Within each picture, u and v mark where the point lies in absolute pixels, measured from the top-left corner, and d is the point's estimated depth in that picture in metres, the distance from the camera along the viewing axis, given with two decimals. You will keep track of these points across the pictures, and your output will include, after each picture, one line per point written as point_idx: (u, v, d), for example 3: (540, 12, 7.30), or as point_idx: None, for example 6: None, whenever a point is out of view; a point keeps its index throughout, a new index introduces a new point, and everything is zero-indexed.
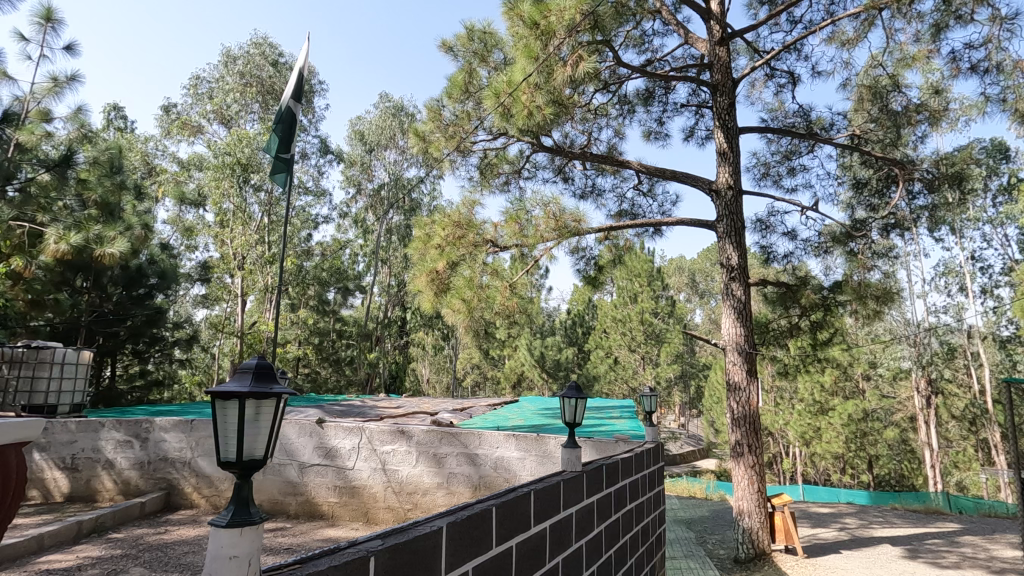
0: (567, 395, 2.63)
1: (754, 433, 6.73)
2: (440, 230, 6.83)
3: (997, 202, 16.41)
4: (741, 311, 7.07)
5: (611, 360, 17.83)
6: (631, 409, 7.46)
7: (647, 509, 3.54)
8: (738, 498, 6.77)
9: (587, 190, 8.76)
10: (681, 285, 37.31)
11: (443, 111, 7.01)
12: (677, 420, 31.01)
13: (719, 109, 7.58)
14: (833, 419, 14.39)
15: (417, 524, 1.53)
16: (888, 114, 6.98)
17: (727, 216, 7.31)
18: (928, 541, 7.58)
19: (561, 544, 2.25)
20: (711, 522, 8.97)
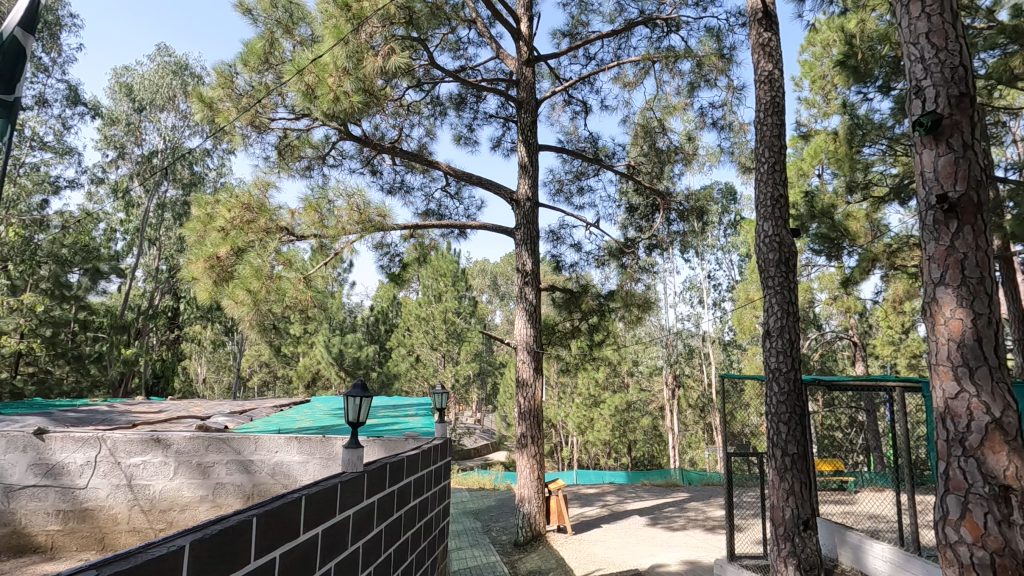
0: (351, 394, 2.55)
1: (537, 425, 7.36)
2: (224, 211, 6.06)
3: (726, 234, 20.64)
4: (533, 313, 7.66)
5: (412, 358, 17.87)
6: (426, 406, 7.55)
7: (431, 504, 3.62)
8: (521, 486, 7.31)
9: (395, 186, 8.65)
10: (484, 286, 39.29)
11: (236, 79, 6.24)
12: (473, 416, 32.38)
13: (522, 124, 8.13)
14: (603, 410, 16.49)
15: (153, 545, 1.26)
16: (655, 151, 8.29)
17: (525, 225, 7.89)
18: (665, 510, 9.14)
19: (334, 549, 2.13)
20: (496, 511, 9.55)
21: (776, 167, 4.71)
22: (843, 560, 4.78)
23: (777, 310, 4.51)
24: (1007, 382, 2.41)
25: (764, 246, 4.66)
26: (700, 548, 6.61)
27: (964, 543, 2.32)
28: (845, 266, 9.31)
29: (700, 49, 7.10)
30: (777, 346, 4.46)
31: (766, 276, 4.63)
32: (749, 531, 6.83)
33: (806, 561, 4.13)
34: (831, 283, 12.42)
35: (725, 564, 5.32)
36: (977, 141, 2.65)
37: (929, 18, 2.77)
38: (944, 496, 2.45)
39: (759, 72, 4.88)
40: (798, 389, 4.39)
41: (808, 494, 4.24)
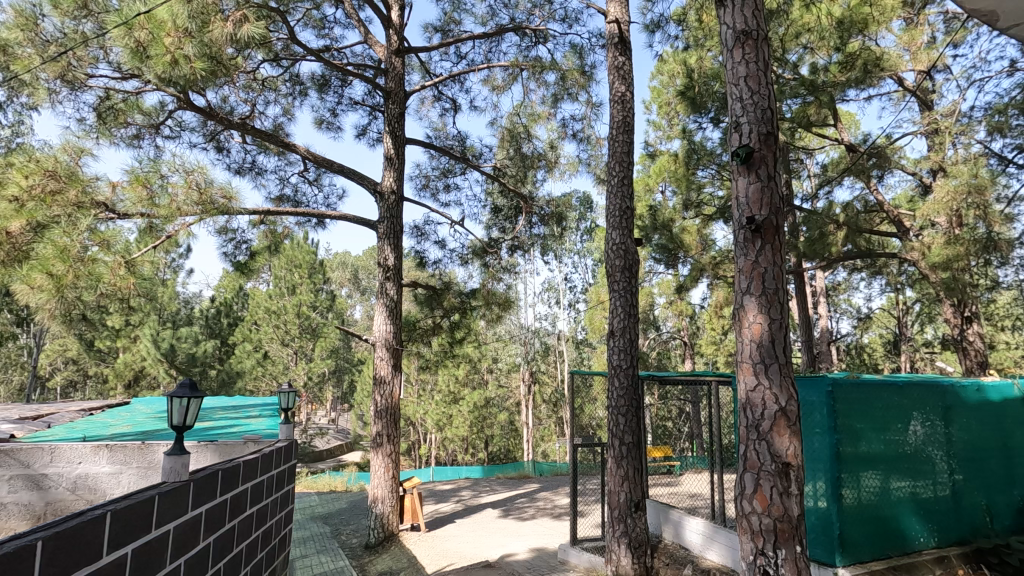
0: (177, 395, 2.28)
1: (393, 423, 7.22)
2: (20, 176, 4.94)
3: (582, 240, 22.09)
4: (393, 309, 7.49)
5: (259, 355, 16.39)
6: (272, 406, 7.01)
7: (271, 510, 3.30)
8: (374, 487, 7.12)
9: (244, 166, 7.91)
10: (344, 280, 37.75)
11: (42, 22, 5.21)
12: (326, 416, 30.79)
13: (390, 115, 7.91)
14: (462, 406, 16.69)
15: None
16: (520, 155, 8.58)
17: (388, 218, 7.69)
18: (516, 501, 9.51)
19: (149, 569, 1.87)
20: (347, 514, 9.18)
21: (625, 181, 5.15)
22: (666, 535, 5.38)
23: (621, 312, 4.93)
24: (792, 376, 2.89)
25: (612, 253, 5.06)
26: (546, 535, 6.99)
27: (756, 513, 2.74)
28: (679, 274, 10.46)
29: (564, 63, 7.51)
30: (619, 345, 4.87)
31: (613, 280, 5.04)
32: (590, 516, 7.38)
33: (635, 539, 4.56)
34: (668, 289, 13.90)
35: (567, 548, 5.69)
36: (777, 173, 3.14)
37: (747, 65, 3.22)
38: (743, 474, 2.87)
39: (613, 93, 5.29)
40: (635, 384, 4.83)
41: (639, 479, 4.68)
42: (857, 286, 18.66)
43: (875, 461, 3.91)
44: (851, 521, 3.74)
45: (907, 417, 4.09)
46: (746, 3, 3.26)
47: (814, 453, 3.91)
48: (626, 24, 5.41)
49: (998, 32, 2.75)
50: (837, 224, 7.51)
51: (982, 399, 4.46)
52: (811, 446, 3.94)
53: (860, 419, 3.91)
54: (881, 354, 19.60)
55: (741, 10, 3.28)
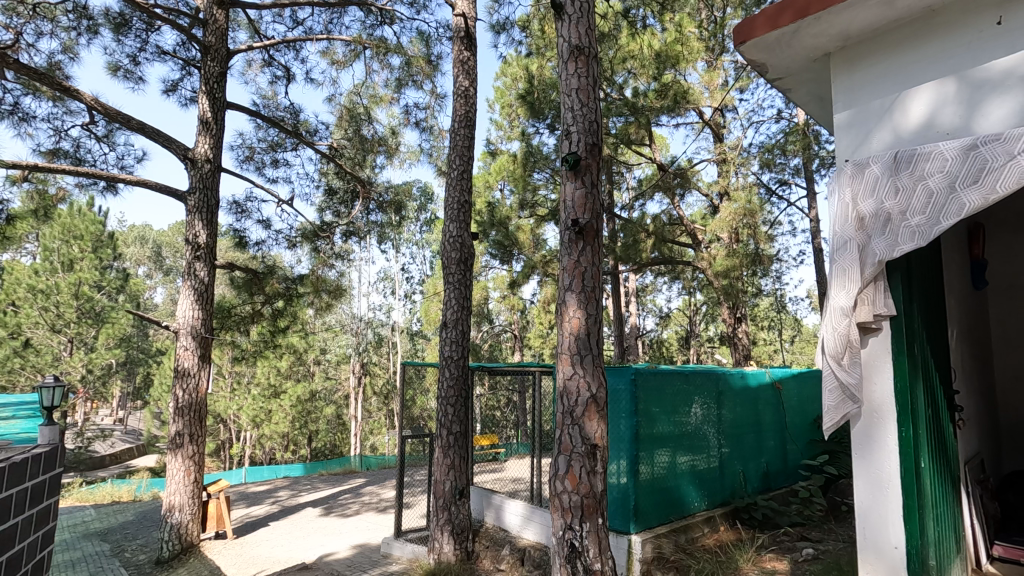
0: None
1: (198, 421, 6.41)
2: None
3: (422, 231, 21.97)
4: (202, 293, 6.65)
5: (18, 343, 12.95)
6: (32, 406, 5.75)
7: (20, 531, 2.54)
8: (170, 493, 6.25)
9: (2, 108, 6.35)
10: (141, 258, 32.56)
11: None
12: (111, 415, 26.20)
13: (207, 73, 6.98)
14: (283, 401, 15.45)
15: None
16: (359, 138, 8.20)
17: (201, 190, 6.79)
18: (340, 498, 9.13)
19: None
20: (133, 528, 7.92)
21: (464, 175, 5.22)
22: (487, 520, 5.60)
23: (455, 304, 4.98)
24: (603, 366, 3.20)
25: (449, 245, 5.09)
26: (370, 530, 6.83)
27: (566, 491, 2.99)
28: (513, 270, 10.95)
29: (409, 49, 7.35)
30: (451, 336, 4.93)
31: (448, 272, 5.07)
32: (416, 506, 7.39)
33: (458, 526, 4.67)
34: (502, 284, 14.47)
35: (391, 541, 5.61)
36: (599, 182, 3.45)
37: (578, 78, 3.47)
38: (556, 457, 3.09)
39: (457, 86, 5.32)
40: (465, 374, 4.93)
41: (465, 467, 4.80)
42: (660, 288, 21.37)
43: (665, 440, 4.51)
44: (644, 492, 4.28)
45: (690, 401, 4.79)
46: (581, 20, 3.51)
47: (618, 435, 4.38)
48: (472, 20, 5.46)
49: (767, 82, 3.35)
50: (647, 233, 8.51)
51: (744, 384, 5.43)
52: (616, 429, 4.41)
53: (655, 404, 4.48)
54: (676, 347, 22.74)
55: (576, 26, 3.52)
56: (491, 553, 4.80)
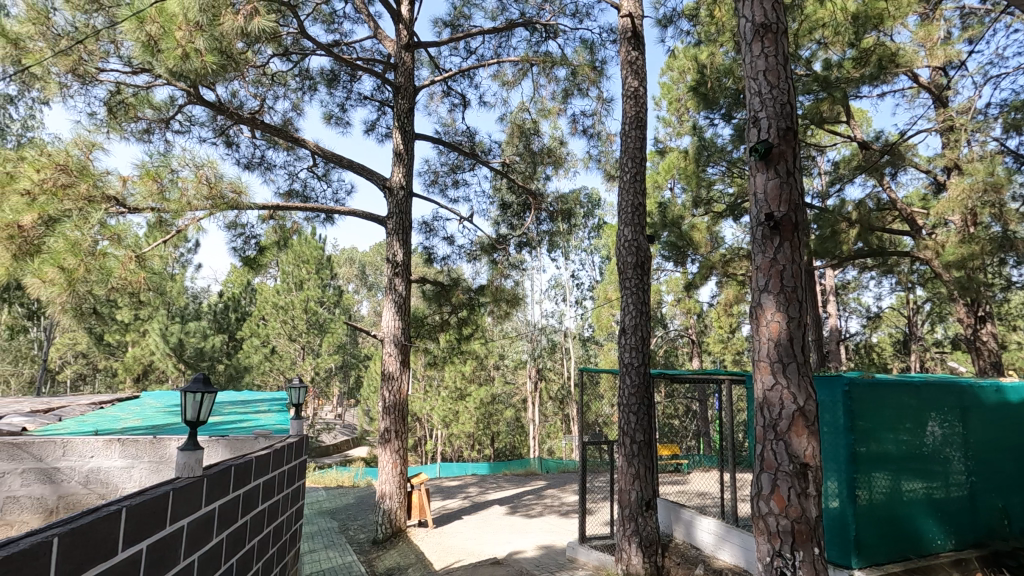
0: (191, 389, 2.27)
1: (401, 419, 7.20)
2: (30, 170, 4.98)
3: (590, 237, 22.11)
4: (401, 305, 7.46)
5: (267, 350, 16.63)
6: (280, 401, 7.14)
7: (280, 506, 3.28)
8: (382, 482, 7.10)
9: (253, 161, 7.90)
10: (350, 276, 37.97)
11: (53, 16, 5.18)
12: (332, 411, 30.85)
13: (399, 111, 7.87)
14: (468, 403, 16.65)
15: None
16: (529, 152, 8.53)
17: (397, 214, 7.66)
18: (523, 498, 9.50)
19: (166, 565, 1.88)
20: (353, 509, 9.19)
21: (637, 178, 5.10)
22: (677, 535, 5.35)
23: (633, 309, 4.88)
24: (810, 375, 2.84)
25: (624, 249, 5.01)
26: (554, 533, 6.98)
27: (773, 514, 2.70)
28: (688, 272, 10.39)
29: (575, 59, 7.44)
30: (630, 342, 4.82)
31: (625, 278, 4.99)
32: (598, 514, 7.35)
33: (646, 538, 4.53)
34: (676, 287, 13.83)
35: (576, 546, 5.66)
36: (797, 169, 3.08)
37: (766, 58, 3.16)
38: (759, 475, 2.82)
39: (626, 88, 5.23)
40: (647, 382, 4.78)
41: (651, 478, 4.64)
42: (866, 285, 18.51)
43: (890, 462, 3.86)
44: (865, 522, 3.69)
45: (923, 418, 4.03)
46: None
47: (826, 454, 3.87)
48: (639, 18, 5.32)
49: None
50: (849, 222, 7.40)
51: (1000, 400, 4.40)
52: (823, 446, 3.90)
53: (874, 420, 3.85)
54: (890, 353, 19.47)
55: (761, 3, 3.21)
56: (683, 571, 4.53)
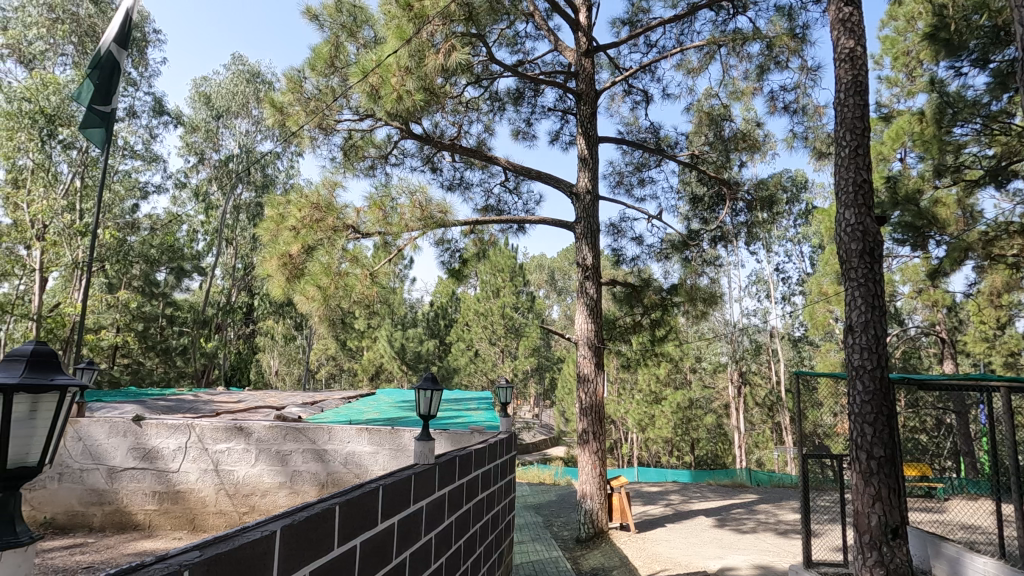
0: (423, 387, 2.59)
1: (599, 422, 7.23)
2: (295, 211, 6.26)
3: (797, 224, 19.70)
4: (593, 308, 7.54)
5: (471, 353, 18.20)
6: (487, 400, 7.75)
7: (497, 497, 3.56)
8: (583, 482, 7.22)
9: (455, 182, 8.75)
10: (542, 281, 39.60)
11: (304, 84, 6.43)
12: (531, 410, 32.45)
13: (582, 117, 7.99)
14: (664, 407, 16.08)
15: (149, 564, 1.11)
16: (721, 139, 7.94)
17: (585, 218, 7.76)
18: (733, 511, 8.81)
19: (411, 539, 2.20)
20: (556, 506, 9.53)
21: (859, 151, 4.39)
22: (938, 573, 4.44)
23: (861, 304, 4.22)
24: None
25: (845, 236, 4.36)
26: (771, 552, 6.35)
27: None
28: (932, 256, 8.62)
29: (770, 30, 6.73)
30: (861, 342, 4.18)
31: (848, 268, 4.33)
32: (825, 538, 6.46)
33: (894, 573, 3.85)
34: (915, 275, 11.58)
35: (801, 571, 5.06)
36: None
37: None
38: None
39: (839, 50, 4.56)
40: (886, 388, 4.08)
41: (897, 501, 3.94)
42: None
43: None
44: None
45: None
46: None
47: None
48: None
49: None
50: None
51: None
52: None
53: None
54: None
55: None
56: None
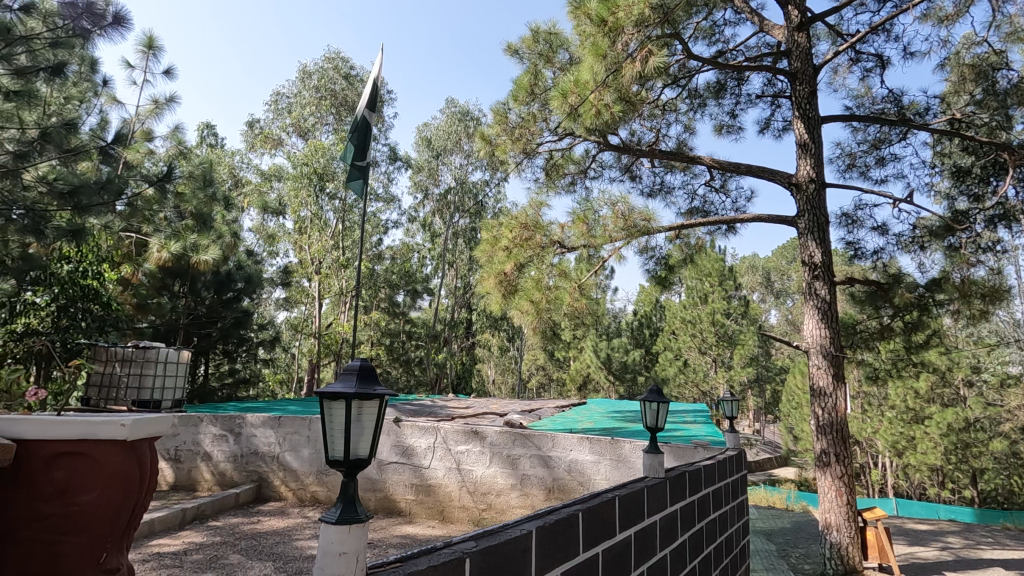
0: (649, 399, 2.56)
1: (843, 442, 6.27)
2: (507, 232, 6.77)
3: None
4: (826, 312, 6.61)
5: (680, 363, 17.42)
6: (704, 412, 7.34)
7: (730, 519, 3.32)
8: (825, 511, 6.34)
9: (655, 188, 8.55)
10: (755, 284, 36.21)
11: (509, 114, 6.94)
12: (750, 425, 29.71)
13: (798, 98, 7.15)
14: (929, 428, 13.29)
15: (440, 548, 1.30)
16: (994, 94, 6.34)
17: (809, 211, 6.87)
18: None
19: (647, 553, 2.18)
20: (792, 535, 8.51)
21: None
22: None
23: None
24: None
25: None
26: None
27: None
28: None
29: None
30: None
31: None
32: None
33: None
34: None
35: None
36: None
37: None
38: None
39: None
40: None
41: None
42: None
43: None
44: None
45: None
46: None
47: None
48: None
49: None
50: None
51: None
52: None
53: None
54: None
55: None
56: None
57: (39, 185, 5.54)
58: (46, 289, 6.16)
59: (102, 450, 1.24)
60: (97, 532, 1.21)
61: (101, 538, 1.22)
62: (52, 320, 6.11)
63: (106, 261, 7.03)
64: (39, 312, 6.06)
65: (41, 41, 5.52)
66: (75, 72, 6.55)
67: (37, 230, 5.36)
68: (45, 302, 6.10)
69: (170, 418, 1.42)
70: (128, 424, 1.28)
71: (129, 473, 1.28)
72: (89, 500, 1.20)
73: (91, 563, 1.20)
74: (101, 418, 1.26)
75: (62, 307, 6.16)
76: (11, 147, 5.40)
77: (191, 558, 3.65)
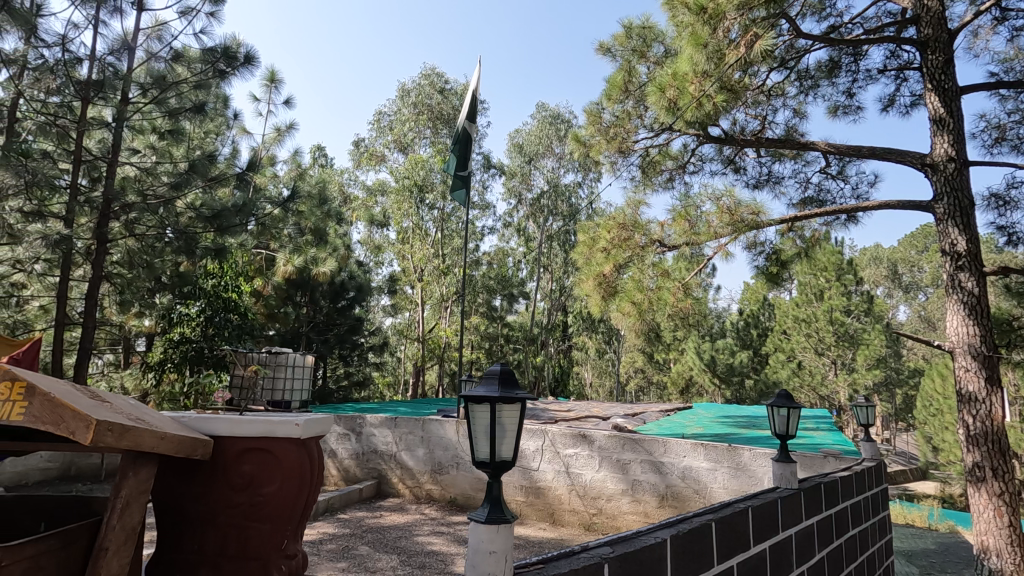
0: (777, 404, 2.41)
1: (1002, 455, 5.49)
2: (605, 233, 6.67)
3: None
4: (975, 306, 5.81)
5: (794, 365, 16.20)
6: (827, 419, 6.75)
7: (870, 538, 3.02)
8: (980, 533, 5.59)
9: (762, 179, 8.03)
10: (879, 277, 32.83)
11: (603, 114, 6.83)
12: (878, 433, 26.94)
13: (930, 69, 6.40)
14: None
15: (578, 552, 1.31)
16: None
17: (949, 193, 6.11)
18: None
19: (784, 568, 2.04)
20: (938, 558, 7.58)
21: None
22: None
23: None
24: None
25: None
26: None
27: None
28: None
29: None
30: None
31: None
32: None
33: None
34: None
35: None
36: None
37: None
38: None
39: None
40: None
41: None
42: None
43: None
44: None
45: None
46: None
47: None
48: None
49: None
50: None
51: None
52: None
53: None
54: None
55: None
56: None
57: (188, 210, 6.31)
58: (196, 301, 7.19)
59: (280, 446, 1.38)
60: (279, 521, 1.35)
61: (282, 526, 1.35)
62: (201, 328, 7.10)
63: (241, 276, 7.83)
64: (190, 322, 7.07)
65: (187, 85, 6.28)
66: (212, 108, 7.36)
67: (188, 249, 6.12)
68: (195, 312, 7.13)
69: (330, 417, 1.55)
70: (301, 423, 1.41)
71: (303, 466, 1.41)
72: (273, 490, 1.34)
73: (276, 550, 1.34)
74: (277, 417, 1.40)
75: (208, 317, 7.16)
76: (167, 180, 6.17)
77: (326, 547, 3.97)
